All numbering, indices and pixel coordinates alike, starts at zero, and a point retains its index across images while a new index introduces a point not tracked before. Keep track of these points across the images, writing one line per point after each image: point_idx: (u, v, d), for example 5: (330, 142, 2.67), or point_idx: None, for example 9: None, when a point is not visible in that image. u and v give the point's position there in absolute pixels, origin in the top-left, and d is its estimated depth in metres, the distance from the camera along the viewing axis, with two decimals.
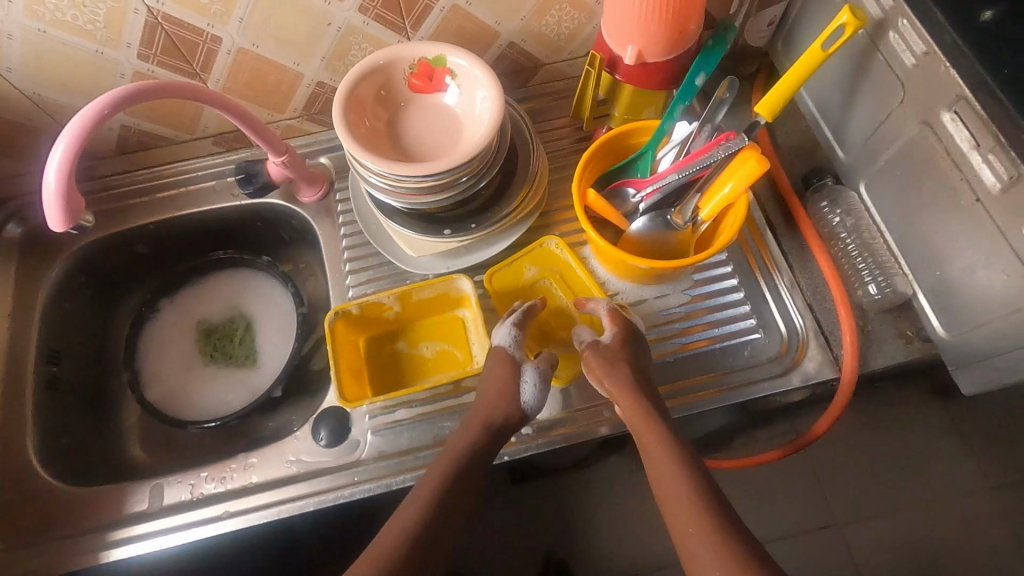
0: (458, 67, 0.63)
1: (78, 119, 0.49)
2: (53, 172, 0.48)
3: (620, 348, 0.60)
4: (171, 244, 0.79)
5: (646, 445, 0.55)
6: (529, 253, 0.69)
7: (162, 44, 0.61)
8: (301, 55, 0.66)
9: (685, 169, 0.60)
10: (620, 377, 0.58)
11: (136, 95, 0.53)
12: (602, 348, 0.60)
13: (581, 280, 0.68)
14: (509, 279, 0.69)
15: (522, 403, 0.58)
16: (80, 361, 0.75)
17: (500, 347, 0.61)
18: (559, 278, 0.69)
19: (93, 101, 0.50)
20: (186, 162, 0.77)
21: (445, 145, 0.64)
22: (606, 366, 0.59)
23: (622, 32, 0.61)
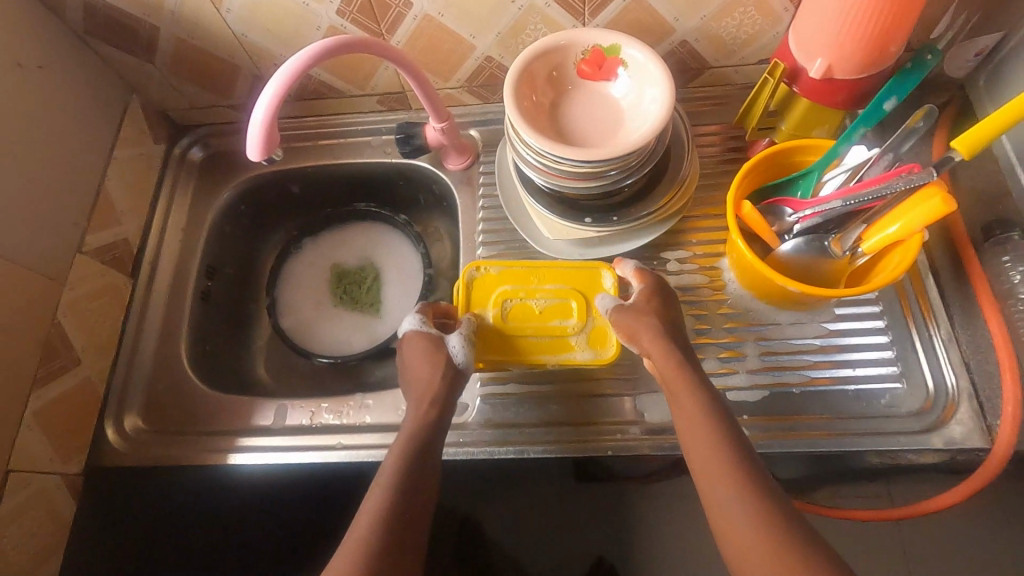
0: (632, 59, 0.63)
1: (286, 69, 0.54)
2: (263, 107, 0.53)
3: (646, 300, 0.60)
4: (322, 188, 0.85)
5: (673, 392, 0.53)
6: (471, 299, 0.64)
7: (360, 4, 0.65)
8: (478, 29, 0.68)
9: (853, 197, 0.56)
10: (650, 329, 0.57)
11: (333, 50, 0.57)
12: (628, 306, 0.60)
13: (523, 272, 0.65)
14: (486, 333, 0.63)
15: (454, 360, 0.61)
16: (230, 280, 0.83)
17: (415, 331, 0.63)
18: (514, 289, 0.65)
19: (302, 51, 0.55)
20: (350, 116, 0.82)
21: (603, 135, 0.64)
22: (633, 318, 0.58)
23: (813, 43, 0.58)
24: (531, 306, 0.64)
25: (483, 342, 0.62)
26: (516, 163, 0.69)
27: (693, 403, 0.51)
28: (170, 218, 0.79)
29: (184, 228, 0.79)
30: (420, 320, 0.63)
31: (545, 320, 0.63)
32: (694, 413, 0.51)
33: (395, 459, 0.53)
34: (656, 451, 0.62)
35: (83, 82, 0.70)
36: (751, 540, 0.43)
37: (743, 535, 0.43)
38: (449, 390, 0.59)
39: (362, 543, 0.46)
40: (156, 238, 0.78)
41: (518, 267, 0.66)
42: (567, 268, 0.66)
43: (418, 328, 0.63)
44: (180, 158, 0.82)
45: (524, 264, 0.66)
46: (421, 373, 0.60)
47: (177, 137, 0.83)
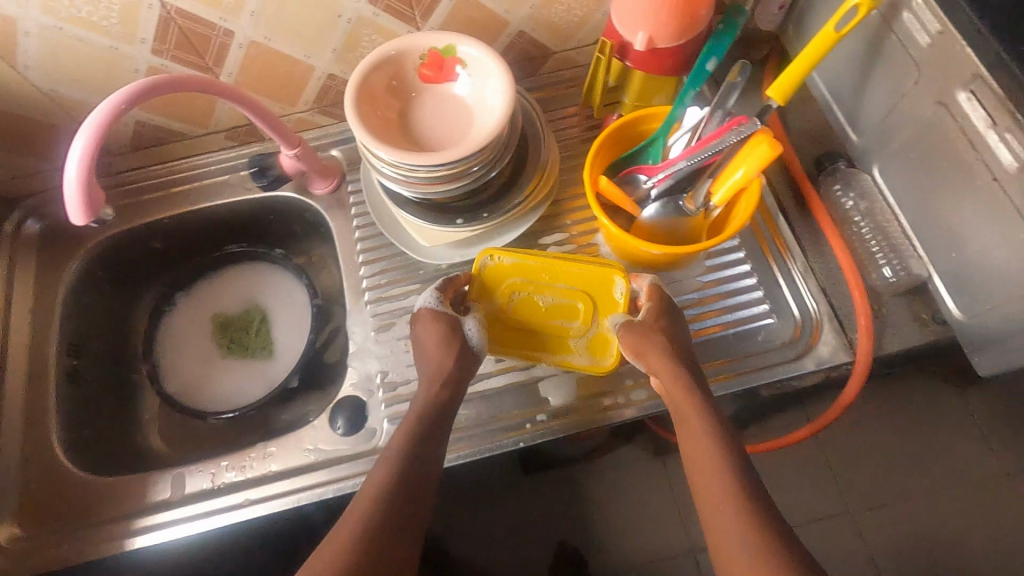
0: (469, 56, 0.63)
1: (95, 117, 0.50)
2: (74, 164, 0.49)
3: (656, 321, 0.58)
4: (185, 238, 0.80)
5: (682, 416, 0.55)
6: (479, 286, 0.62)
7: (175, 39, 0.62)
8: (311, 48, 0.66)
9: (696, 156, 0.60)
10: (660, 351, 0.57)
11: (151, 90, 0.53)
12: (636, 323, 0.58)
13: (538, 267, 0.62)
14: (493, 322, 0.62)
15: (468, 343, 0.59)
16: (100, 354, 0.76)
17: (427, 309, 0.61)
18: (522, 283, 0.62)
19: (110, 96, 0.51)
20: (200, 157, 0.78)
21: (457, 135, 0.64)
22: (641, 339, 0.57)
23: (632, 18, 0.61)
24: (538, 302, 0.61)
25: (490, 332, 0.61)
26: (378, 179, 0.67)
27: (699, 428, 0.53)
28: (14, 301, 0.72)
29: (33, 309, 0.72)
30: (438, 299, 0.61)
31: (548, 320, 0.61)
32: (700, 439, 0.52)
33: (405, 433, 0.54)
34: (565, 432, 0.64)
35: None
36: (746, 565, 0.45)
37: (737, 561, 0.46)
38: (460, 372, 0.58)
39: (366, 514, 0.49)
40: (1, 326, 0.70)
41: (531, 261, 0.62)
42: (583, 266, 0.62)
43: (430, 305, 0.61)
44: (14, 233, 0.75)
45: (537, 259, 0.62)
46: (435, 352, 0.59)
47: (6, 212, 0.75)
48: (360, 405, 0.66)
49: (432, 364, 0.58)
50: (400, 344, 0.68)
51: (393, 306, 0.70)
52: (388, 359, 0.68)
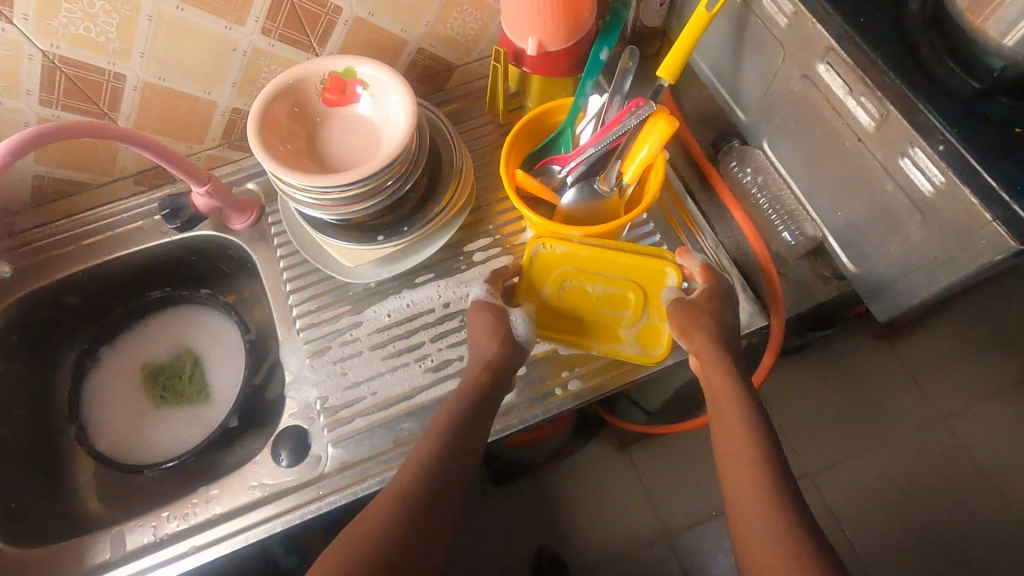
0: (368, 77, 0.64)
1: None
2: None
3: (706, 302, 0.58)
4: (104, 290, 0.78)
5: (720, 405, 0.53)
6: (530, 275, 0.62)
7: (64, 87, 0.60)
8: (210, 84, 0.66)
9: (602, 141, 0.63)
10: (706, 336, 0.56)
11: (45, 135, 0.53)
12: (685, 301, 0.59)
13: (592, 256, 0.61)
14: (540, 309, 0.63)
15: (515, 335, 0.60)
16: (22, 422, 0.72)
17: (479, 304, 0.61)
18: (575, 271, 0.62)
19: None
20: (109, 206, 0.76)
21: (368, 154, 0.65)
22: (688, 319, 0.57)
23: (520, 25, 0.63)
24: (588, 291, 0.62)
25: (539, 320, 0.62)
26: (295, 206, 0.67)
27: (736, 415, 0.52)
28: None
29: None
30: (490, 292, 0.61)
31: (598, 309, 0.62)
32: (736, 428, 0.51)
33: (445, 419, 0.54)
34: (509, 431, 0.64)
35: None
36: (766, 548, 0.43)
37: (761, 546, 0.44)
38: (506, 363, 0.58)
39: (398, 496, 0.49)
40: None
41: (585, 250, 0.61)
42: (630, 257, 0.61)
43: (480, 299, 0.61)
44: None
45: (590, 249, 0.61)
46: (481, 340, 0.59)
47: None
48: (302, 433, 0.65)
49: (481, 350, 0.59)
50: (335, 368, 0.68)
51: (325, 330, 0.70)
52: (326, 384, 0.67)
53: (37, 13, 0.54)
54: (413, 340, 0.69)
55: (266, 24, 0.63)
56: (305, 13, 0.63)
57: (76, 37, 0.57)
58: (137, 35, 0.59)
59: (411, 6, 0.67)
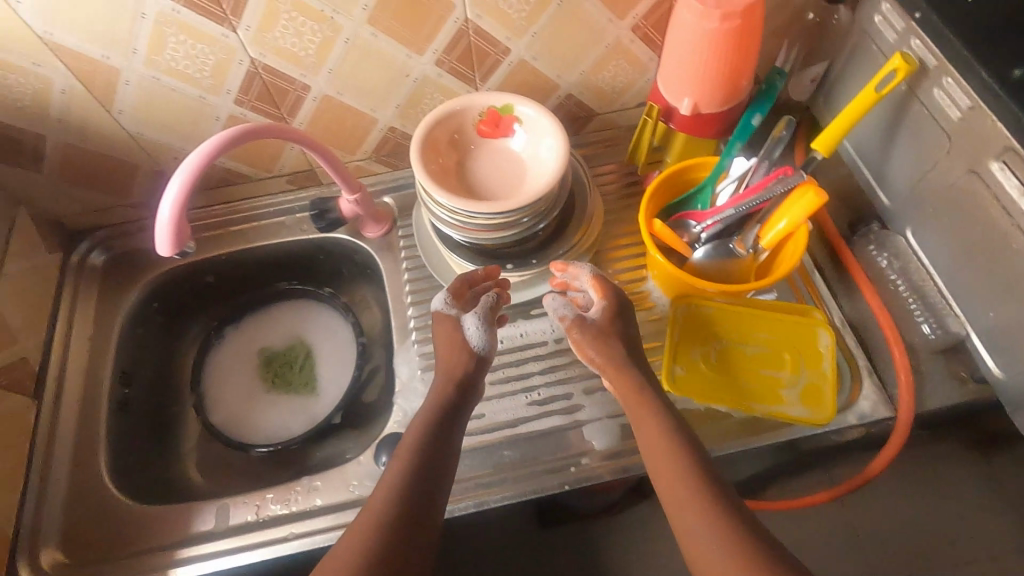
0: (525, 115, 0.68)
1: (194, 159, 0.54)
2: (170, 198, 0.53)
3: (609, 322, 0.62)
4: (239, 274, 0.83)
5: (642, 418, 0.56)
6: (681, 336, 0.63)
7: (257, 91, 0.67)
8: (377, 103, 0.72)
9: (743, 204, 0.64)
10: (608, 354, 0.59)
11: (238, 138, 0.57)
12: (590, 324, 0.62)
13: (739, 315, 0.63)
14: (694, 372, 0.62)
15: (473, 347, 0.63)
16: (148, 384, 0.78)
17: (441, 314, 0.65)
18: (724, 331, 0.63)
19: (209, 138, 0.55)
20: (260, 199, 0.82)
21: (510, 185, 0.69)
22: (600, 338, 0.60)
23: (679, 86, 0.65)
24: (743, 351, 0.62)
25: (694, 383, 0.61)
26: (432, 223, 0.71)
27: (660, 433, 0.53)
28: (74, 328, 0.75)
29: (91, 338, 0.75)
30: (449, 303, 0.65)
31: (754, 369, 0.61)
32: (661, 442, 0.53)
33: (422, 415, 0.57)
34: (609, 477, 0.64)
35: None
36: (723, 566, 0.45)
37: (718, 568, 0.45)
38: (468, 374, 0.61)
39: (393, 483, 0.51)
40: (59, 354, 0.73)
41: (730, 310, 0.64)
42: (786, 316, 0.63)
43: (440, 308, 0.65)
44: (79, 265, 0.78)
45: (737, 308, 0.64)
46: (449, 351, 0.63)
47: (74, 244, 0.80)
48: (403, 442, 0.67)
49: (449, 366, 0.61)
50: None
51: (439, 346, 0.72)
52: None
53: (257, 26, 0.60)
54: (523, 369, 0.70)
55: (441, 56, 0.68)
56: (478, 51, 0.68)
57: (281, 50, 0.63)
58: (331, 53, 0.65)
59: (573, 56, 0.71)
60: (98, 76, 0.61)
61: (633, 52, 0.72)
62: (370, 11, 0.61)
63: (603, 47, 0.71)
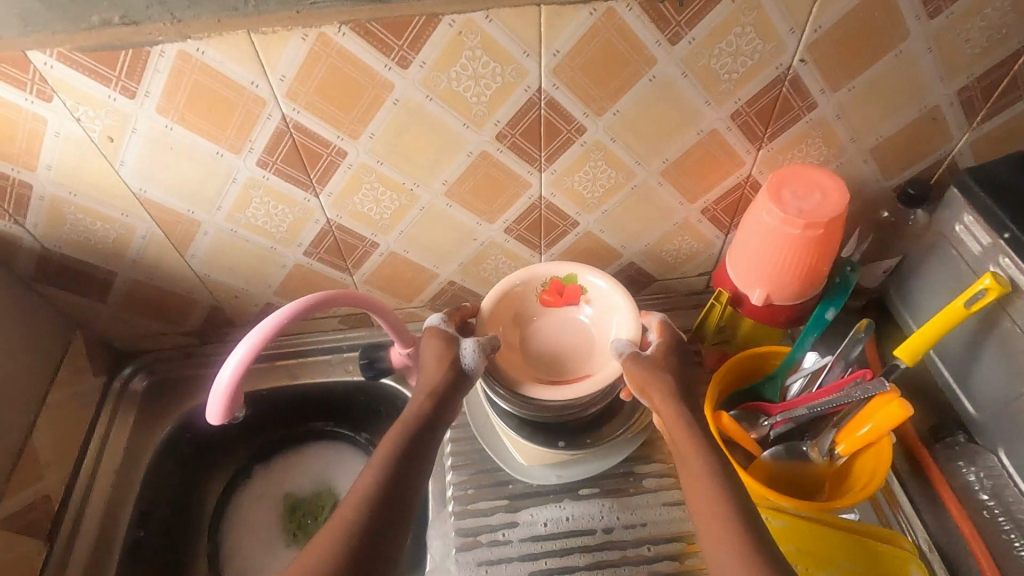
0: (591, 286, 0.67)
1: (252, 338, 0.52)
2: (223, 379, 0.52)
3: (664, 357, 0.60)
4: (276, 408, 0.81)
5: (685, 462, 0.54)
6: None
7: (328, 245, 0.68)
8: (441, 261, 0.72)
9: (815, 405, 0.59)
10: (664, 384, 0.57)
11: (301, 313, 0.55)
12: (645, 357, 0.59)
13: (817, 534, 0.58)
14: None
15: (461, 362, 0.60)
16: (166, 524, 0.73)
17: (433, 329, 0.62)
18: (800, 553, 0.57)
19: (267, 318, 0.53)
20: (310, 335, 0.80)
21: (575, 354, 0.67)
22: (651, 369, 0.58)
23: (750, 277, 0.64)
24: None
25: None
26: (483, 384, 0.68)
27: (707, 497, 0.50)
28: (102, 459, 0.72)
29: (117, 471, 0.71)
30: (445, 321, 0.63)
31: None
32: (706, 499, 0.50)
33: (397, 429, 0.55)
34: None
35: (21, 331, 0.66)
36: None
37: None
38: (448, 389, 0.58)
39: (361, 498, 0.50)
40: (82, 489, 0.69)
41: (806, 526, 0.58)
42: (866, 540, 0.57)
43: (435, 325, 0.63)
44: (120, 390, 0.77)
45: (811, 524, 0.58)
46: (435, 366, 0.59)
47: (119, 367, 0.79)
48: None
49: (430, 381, 0.58)
50: (479, 570, 0.63)
51: (477, 522, 0.67)
52: None
53: (339, 193, 0.62)
54: (567, 561, 0.64)
55: (511, 225, 0.68)
56: (547, 222, 0.69)
57: (358, 213, 0.64)
58: (405, 218, 0.66)
59: (640, 230, 0.71)
60: (180, 226, 0.63)
61: (700, 230, 0.72)
62: (449, 185, 0.62)
63: (672, 224, 0.71)
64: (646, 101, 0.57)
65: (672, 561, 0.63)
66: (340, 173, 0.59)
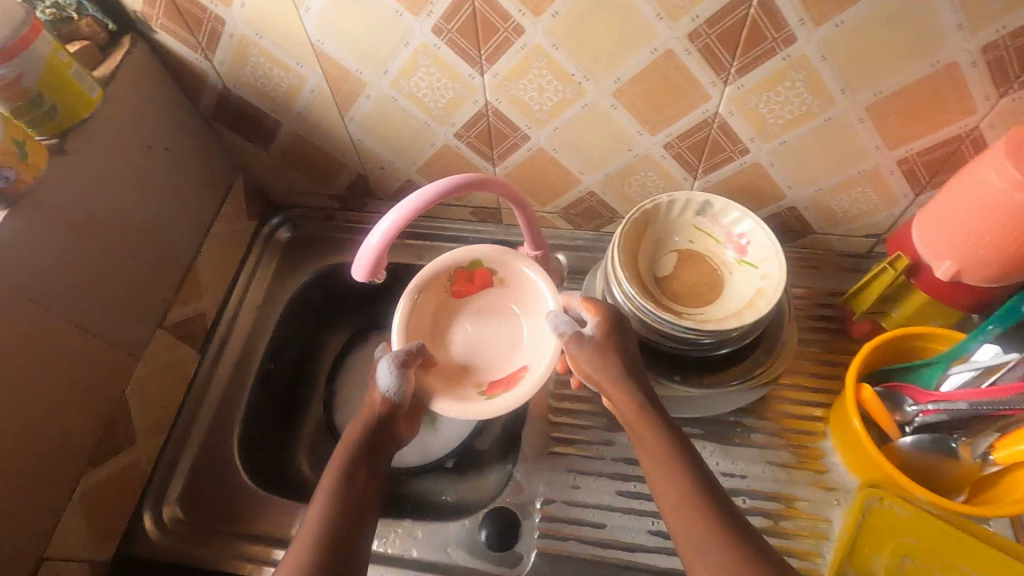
0: (496, 264, 0.64)
1: (403, 209, 0.52)
2: (372, 242, 0.53)
3: (603, 338, 0.56)
4: (397, 284, 0.84)
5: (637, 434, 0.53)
6: (863, 535, 0.54)
7: (479, 130, 0.66)
8: (587, 167, 0.69)
9: (978, 404, 0.51)
10: (606, 369, 0.55)
11: (446, 190, 0.54)
12: (584, 342, 0.56)
13: (946, 535, 0.53)
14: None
15: (384, 392, 0.57)
16: (292, 364, 0.81)
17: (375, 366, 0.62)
18: (922, 548, 0.53)
19: (422, 190, 0.53)
20: (441, 221, 0.82)
21: (713, 277, 0.63)
22: (591, 355, 0.55)
23: (941, 245, 0.55)
24: None
25: None
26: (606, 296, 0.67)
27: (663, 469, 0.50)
28: (247, 295, 0.79)
29: (258, 307, 0.79)
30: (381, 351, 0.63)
31: None
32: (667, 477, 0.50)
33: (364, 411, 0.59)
34: None
35: (195, 165, 0.71)
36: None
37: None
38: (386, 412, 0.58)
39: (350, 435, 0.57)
40: (231, 316, 0.77)
41: (933, 522, 0.54)
42: (1004, 557, 0.52)
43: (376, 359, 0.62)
44: (267, 237, 0.83)
45: (942, 523, 0.53)
46: (368, 407, 0.58)
47: (268, 216, 0.85)
48: (426, 565, 0.62)
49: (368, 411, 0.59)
50: (568, 476, 0.65)
51: (573, 432, 0.67)
52: (553, 485, 0.65)
53: (505, 74, 0.59)
54: None
55: (673, 140, 0.63)
56: (713, 143, 0.62)
57: (517, 99, 0.61)
58: (564, 113, 0.62)
59: (816, 171, 0.63)
60: (347, 85, 0.63)
61: (888, 183, 0.63)
62: (620, 84, 0.58)
63: (856, 170, 0.62)
64: (880, 13, 0.48)
65: (766, 518, 0.61)
66: (511, 53, 0.56)
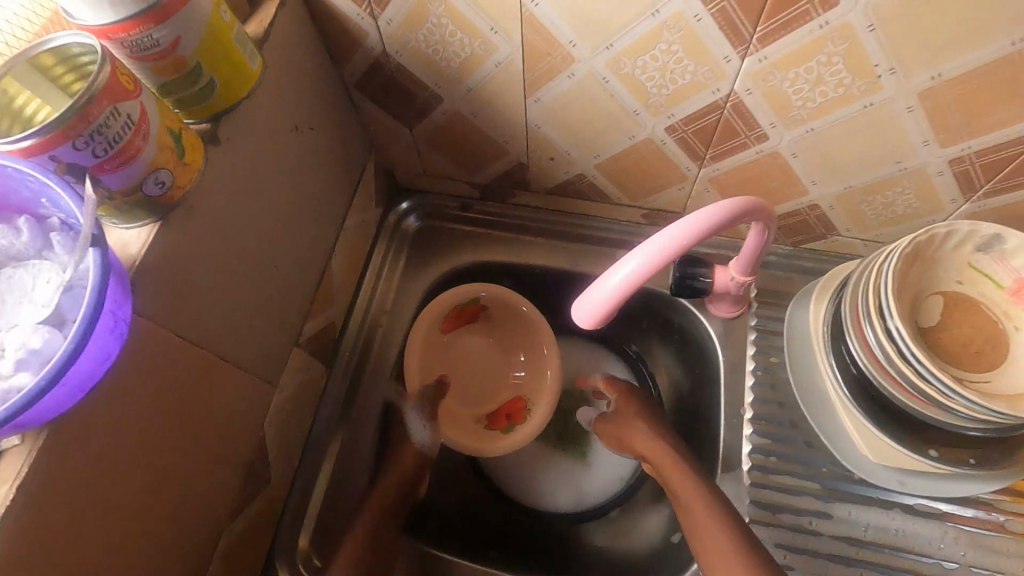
0: (486, 299, 0.66)
1: (662, 249, 0.40)
2: (612, 289, 0.41)
3: (632, 406, 0.64)
4: (539, 290, 0.73)
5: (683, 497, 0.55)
6: None
7: (702, 125, 0.52)
8: (825, 177, 0.55)
9: None
10: (646, 434, 0.61)
11: (714, 227, 0.41)
12: (609, 417, 0.65)
13: None
14: None
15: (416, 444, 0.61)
16: None
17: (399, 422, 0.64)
18: None
19: (679, 226, 0.40)
20: (602, 221, 0.69)
21: (993, 333, 0.50)
22: (623, 425, 0.63)
23: None
24: None
25: None
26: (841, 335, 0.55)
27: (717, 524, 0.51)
28: (375, 297, 0.68)
29: (387, 312, 0.67)
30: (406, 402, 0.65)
31: None
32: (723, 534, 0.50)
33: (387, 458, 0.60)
34: None
35: (332, 145, 0.58)
36: None
37: None
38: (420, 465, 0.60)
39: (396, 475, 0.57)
40: (358, 321, 0.66)
41: None
42: None
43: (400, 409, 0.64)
44: (394, 226, 0.71)
45: None
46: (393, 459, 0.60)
47: (394, 201, 0.72)
48: None
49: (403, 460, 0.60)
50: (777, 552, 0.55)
51: (778, 498, 0.57)
52: None
53: (776, 60, 0.44)
54: None
55: (969, 155, 0.48)
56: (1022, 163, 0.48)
57: (775, 92, 0.47)
58: (831, 114, 0.48)
59: None
60: (548, 59, 0.49)
61: None
62: (936, 83, 0.43)
63: None
64: None
65: None
66: (802, 32, 0.42)
